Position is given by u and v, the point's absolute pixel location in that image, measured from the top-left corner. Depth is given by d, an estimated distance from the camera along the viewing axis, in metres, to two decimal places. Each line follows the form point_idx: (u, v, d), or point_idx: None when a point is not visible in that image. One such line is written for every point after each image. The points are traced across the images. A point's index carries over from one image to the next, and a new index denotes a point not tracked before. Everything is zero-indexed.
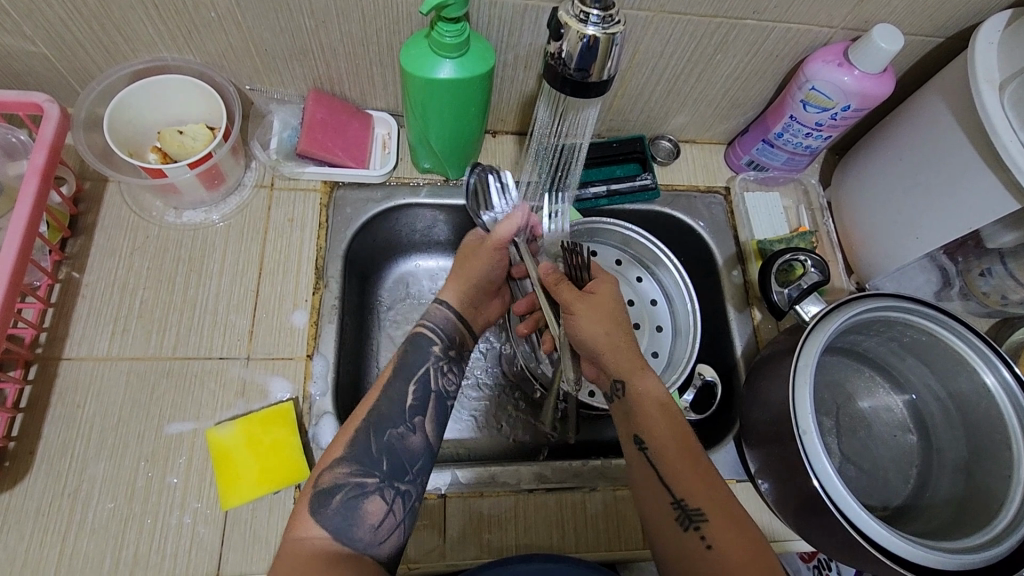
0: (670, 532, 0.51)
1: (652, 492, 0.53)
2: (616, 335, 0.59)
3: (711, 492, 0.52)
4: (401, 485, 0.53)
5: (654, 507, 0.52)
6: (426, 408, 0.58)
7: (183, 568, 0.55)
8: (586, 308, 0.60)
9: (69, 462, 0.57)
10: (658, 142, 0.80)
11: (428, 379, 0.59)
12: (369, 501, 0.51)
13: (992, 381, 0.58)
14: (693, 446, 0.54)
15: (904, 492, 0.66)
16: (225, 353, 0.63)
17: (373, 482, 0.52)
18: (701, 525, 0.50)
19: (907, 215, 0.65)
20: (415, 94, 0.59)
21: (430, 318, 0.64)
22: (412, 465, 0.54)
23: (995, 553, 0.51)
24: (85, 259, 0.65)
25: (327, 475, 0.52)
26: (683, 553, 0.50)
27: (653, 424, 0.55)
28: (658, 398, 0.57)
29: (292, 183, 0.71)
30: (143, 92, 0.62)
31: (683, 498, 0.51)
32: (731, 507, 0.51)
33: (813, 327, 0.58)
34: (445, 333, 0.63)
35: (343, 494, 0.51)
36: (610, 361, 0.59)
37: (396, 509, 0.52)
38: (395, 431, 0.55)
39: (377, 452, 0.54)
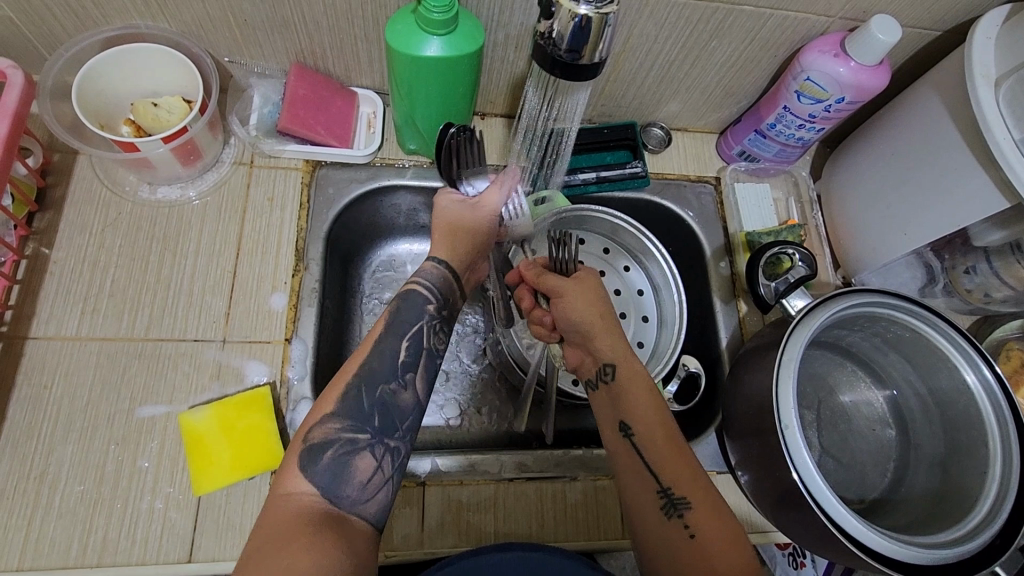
0: (653, 519, 0.51)
1: (638, 478, 0.52)
2: (607, 319, 0.58)
3: (695, 480, 0.51)
4: (390, 442, 0.51)
5: (641, 495, 0.52)
6: (418, 365, 0.55)
7: (155, 555, 0.53)
8: (574, 291, 0.58)
9: (34, 444, 0.55)
10: (650, 129, 0.79)
11: (421, 337, 0.56)
12: (359, 458, 0.49)
13: (972, 379, 0.58)
14: (677, 434, 0.54)
15: (881, 486, 0.67)
16: (201, 335, 0.61)
17: (363, 439, 0.50)
18: (685, 511, 0.50)
19: (896, 211, 0.64)
20: (400, 71, 0.57)
21: (423, 274, 0.59)
22: (401, 423, 0.52)
23: (967, 548, 0.52)
24: (53, 235, 0.62)
25: (316, 431, 0.49)
26: (665, 540, 0.50)
27: (640, 409, 0.54)
28: (645, 386, 0.56)
29: (272, 161, 0.68)
30: (117, 59, 0.60)
31: (669, 485, 0.51)
32: (713, 496, 0.51)
33: (799, 321, 0.57)
34: (439, 292, 0.59)
35: (334, 450, 0.48)
36: (602, 344, 0.57)
37: (385, 465, 0.50)
38: (388, 387, 0.52)
39: (368, 407, 0.51)
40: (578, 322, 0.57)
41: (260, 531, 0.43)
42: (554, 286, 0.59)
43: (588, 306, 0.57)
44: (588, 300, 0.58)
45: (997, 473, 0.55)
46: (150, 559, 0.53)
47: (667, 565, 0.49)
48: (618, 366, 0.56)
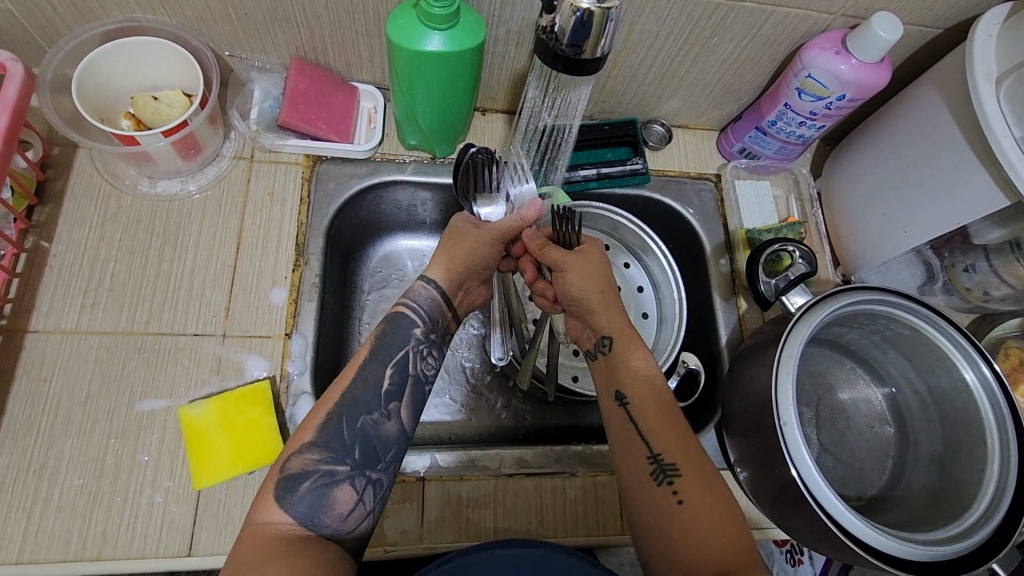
0: (643, 486, 0.51)
1: (630, 445, 0.53)
2: (609, 293, 0.59)
3: (686, 449, 0.52)
4: (372, 474, 0.50)
5: (632, 460, 0.52)
6: (403, 392, 0.55)
7: (154, 549, 0.53)
8: (577, 264, 0.58)
9: (34, 438, 0.55)
10: (651, 126, 0.79)
11: (407, 363, 0.56)
12: (339, 490, 0.49)
13: (971, 376, 0.58)
14: (672, 405, 0.55)
15: (879, 483, 0.67)
16: (200, 330, 0.61)
17: (343, 470, 0.49)
18: (674, 479, 0.50)
19: (896, 208, 0.64)
20: (402, 66, 0.57)
21: (414, 297, 0.59)
22: (385, 454, 0.52)
23: (965, 546, 0.52)
24: (53, 228, 0.62)
25: (295, 461, 0.49)
26: (653, 505, 0.50)
27: (637, 379, 0.55)
28: (644, 359, 0.57)
29: (272, 156, 0.68)
30: (116, 54, 0.59)
31: (659, 453, 0.52)
32: (704, 467, 0.52)
33: (799, 318, 0.57)
34: (428, 315, 0.59)
35: (312, 481, 0.48)
36: (601, 319, 0.58)
37: (366, 499, 0.49)
38: (369, 418, 0.52)
39: (350, 437, 0.51)
40: (578, 297, 0.58)
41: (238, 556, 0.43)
42: (557, 260, 0.59)
43: (589, 282, 0.58)
44: (587, 275, 0.58)
45: (994, 472, 0.55)
46: (150, 553, 0.53)
47: (654, 529, 0.50)
48: (617, 337, 0.58)
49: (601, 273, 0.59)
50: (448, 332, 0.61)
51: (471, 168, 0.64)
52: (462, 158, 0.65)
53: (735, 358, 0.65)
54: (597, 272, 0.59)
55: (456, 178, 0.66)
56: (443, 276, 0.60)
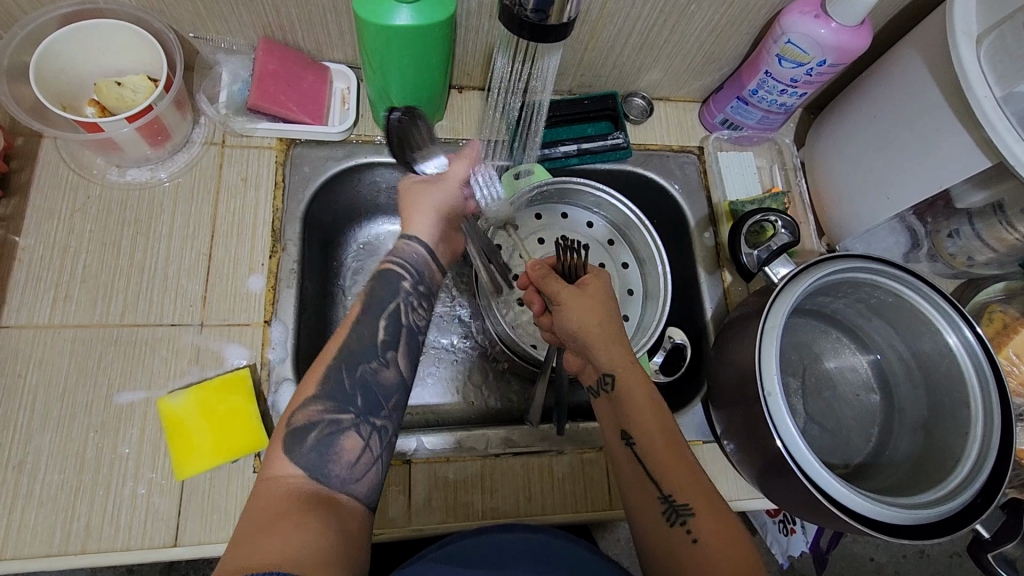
0: (656, 527, 0.49)
1: (640, 486, 0.51)
2: (609, 324, 0.54)
3: (698, 486, 0.50)
4: (377, 421, 0.51)
5: (643, 505, 0.50)
6: (398, 342, 0.55)
7: (140, 540, 0.53)
8: (576, 298, 0.54)
9: (11, 434, 0.54)
10: (632, 100, 0.78)
11: (399, 314, 0.56)
12: (344, 437, 0.49)
13: (954, 341, 0.58)
14: (679, 441, 0.52)
15: (865, 450, 0.67)
16: (177, 319, 0.60)
17: (347, 419, 0.50)
18: (688, 519, 0.48)
19: (878, 174, 0.64)
20: (369, 42, 0.55)
21: (402, 254, 0.59)
22: (387, 401, 0.52)
23: (949, 508, 0.52)
24: (21, 221, 0.61)
25: (299, 414, 0.49)
26: (669, 549, 0.48)
27: (643, 416, 0.52)
28: (647, 391, 0.53)
29: (244, 140, 0.67)
30: (74, 38, 0.57)
31: (671, 494, 0.49)
32: (717, 500, 0.50)
33: (782, 288, 0.57)
34: (416, 268, 0.59)
35: (319, 431, 0.49)
36: (601, 354, 0.54)
37: (372, 445, 0.50)
38: (369, 366, 0.53)
39: (350, 386, 0.51)
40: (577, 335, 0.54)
41: (254, 507, 0.43)
42: (555, 292, 0.55)
43: (587, 317, 0.53)
44: (588, 309, 0.54)
45: (977, 435, 0.55)
46: (135, 545, 0.53)
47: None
48: (618, 375, 0.53)
49: (598, 303, 0.54)
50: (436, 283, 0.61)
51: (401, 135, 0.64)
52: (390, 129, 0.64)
53: (720, 331, 0.65)
54: (598, 303, 0.55)
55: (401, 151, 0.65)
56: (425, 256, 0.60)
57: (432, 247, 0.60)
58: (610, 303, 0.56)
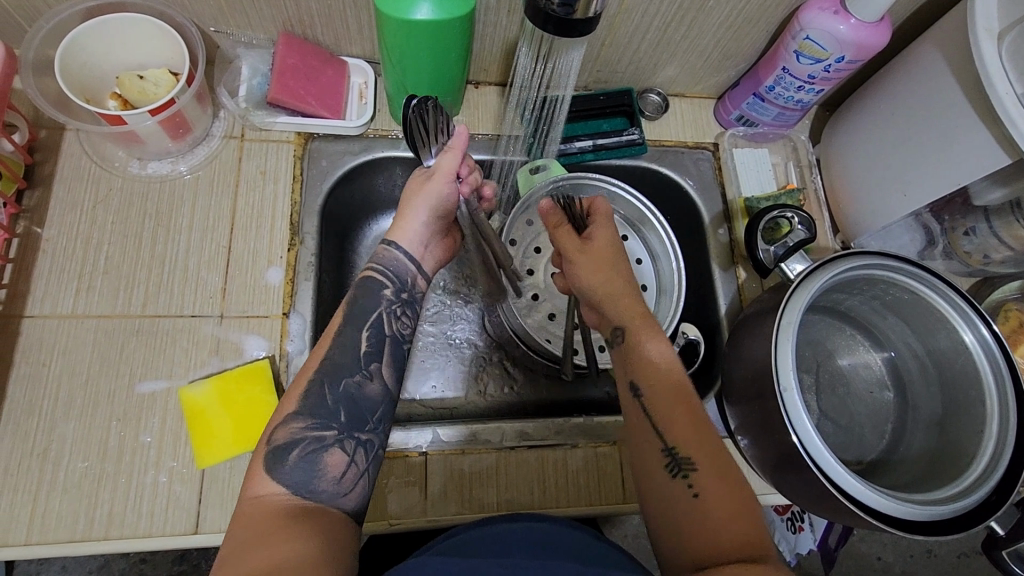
0: (658, 480, 0.49)
1: (646, 439, 0.51)
2: (622, 280, 0.57)
3: (705, 440, 0.49)
4: (361, 436, 0.51)
5: (646, 455, 0.50)
6: (382, 352, 0.55)
7: (161, 527, 0.54)
8: (587, 256, 0.58)
9: (36, 421, 0.55)
10: (647, 95, 0.78)
11: (382, 324, 0.56)
12: (329, 454, 0.49)
13: (970, 338, 0.58)
14: (691, 396, 0.51)
15: (879, 447, 0.67)
16: (197, 311, 0.61)
17: (331, 435, 0.50)
18: (690, 473, 0.48)
19: (896, 172, 0.64)
20: (390, 37, 0.56)
21: (382, 260, 0.59)
22: (371, 414, 0.52)
23: (963, 504, 0.52)
24: (44, 212, 0.62)
25: (281, 432, 0.49)
26: (670, 501, 0.48)
27: (654, 367, 0.53)
28: (661, 346, 0.54)
29: (263, 134, 0.67)
30: (98, 32, 0.58)
31: (674, 445, 0.49)
32: (723, 459, 0.48)
33: (798, 284, 0.57)
34: (395, 274, 0.59)
35: (301, 449, 0.48)
36: (614, 309, 0.56)
37: (357, 460, 0.50)
38: (352, 380, 0.53)
39: (334, 402, 0.51)
40: (589, 292, 0.58)
41: (241, 531, 0.43)
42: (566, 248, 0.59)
43: (595, 271, 0.57)
44: (599, 263, 0.57)
45: (993, 432, 0.55)
46: (156, 531, 0.54)
47: (669, 527, 0.47)
48: (629, 326, 0.55)
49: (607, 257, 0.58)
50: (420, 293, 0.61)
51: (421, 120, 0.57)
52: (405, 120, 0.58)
53: (735, 327, 0.65)
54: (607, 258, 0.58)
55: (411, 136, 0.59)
56: None
57: (413, 255, 0.60)
58: (620, 260, 0.58)
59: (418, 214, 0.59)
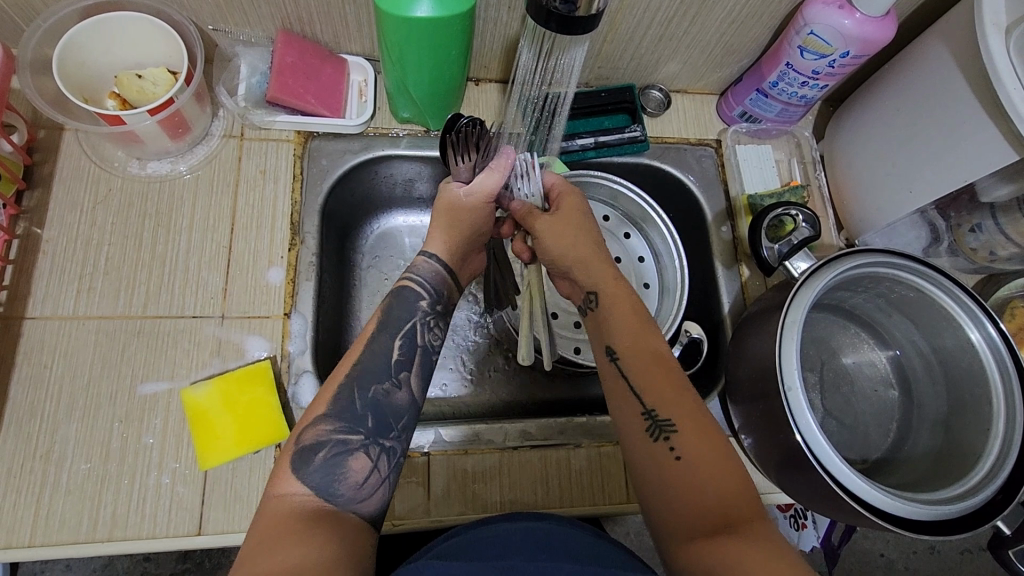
0: (639, 442, 0.49)
1: (624, 403, 0.51)
2: (589, 247, 0.57)
3: (683, 402, 0.50)
4: (386, 442, 0.51)
5: (626, 418, 0.50)
6: (412, 362, 0.55)
7: (164, 529, 0.54)
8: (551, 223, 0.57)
9: (38, 423, 0.55)
10: (648, 92, 0.77)
11: (414, 334, 0.56)
12: (353, 458, 0.49)
13: (976, 336, 0.57)
14: (665, 359, 0.52)
15: (884, 445, 0.67)
16: (199, 311, 0.61)
17: (356, 440, 0.50)
18: (671, 435, 0.48)
19: (902, 169, 0.63)
20: (390, 34, 0.55)
21: (417, 270, 0.59)
22: (397, 422, 0.52)
23: (970, 504, 0.52)
24: (44, 213, 0.61)
25: (309, 432, 0.50)
26: (652, 463, 0.48)
27: (628, 332, 0.54)
28: (633, 311, 0.55)
29: (263, 133, 0.67)
30: (96, 31, 0.57)
31: (653, 408, 0.50)
32: (703, 420, 0.49)
33: (802, 283, 0.57)
34: (432, 287, 0.59)
35: (327, 451, 0.49)
36: (581, 275, 0.56)
37: (381, 466, 0.50)
38: (381, 387, 0.53)
39: (361, 408, 0.51)
40: (556, 257, 0.57)
41: (259, 529, 0.43)
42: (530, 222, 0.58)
43: (562, 237, 0.57)
44: (562, 232, 0.57)
45: (1000, 431, 0.55)
46: (159, 533, 0.54)
47: (653, 488, 0.48)
48: (602, 292, 0.56)
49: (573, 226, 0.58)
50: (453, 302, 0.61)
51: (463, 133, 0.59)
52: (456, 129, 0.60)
53: (738, 325, 0.64)
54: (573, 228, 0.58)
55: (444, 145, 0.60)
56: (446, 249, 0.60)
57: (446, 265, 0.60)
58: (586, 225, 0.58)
59: (445, 225, 0.59)
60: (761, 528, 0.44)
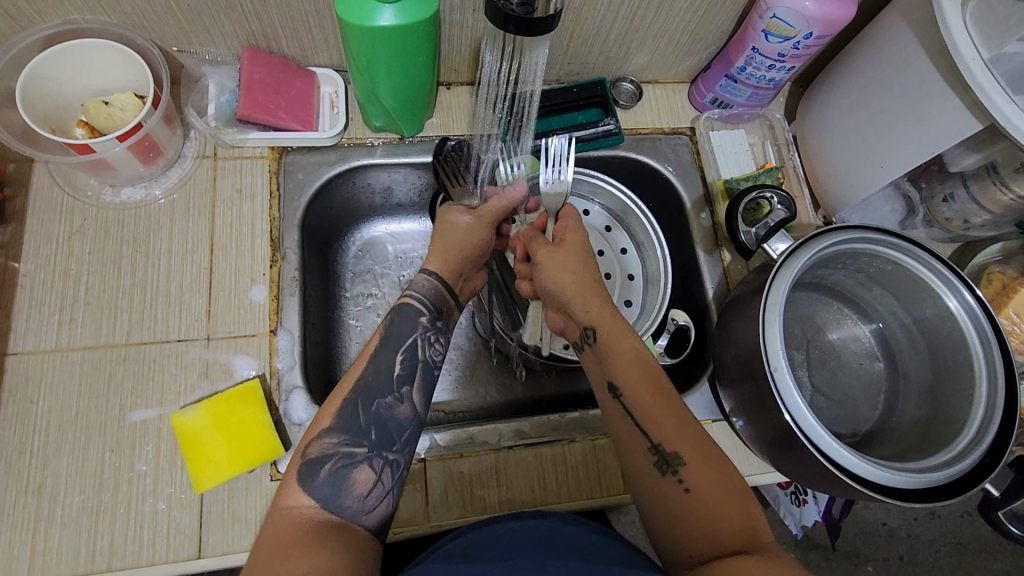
0: (648, 476, 0.50)
1: (631, 437, 0.51)
2: (587, 281, 0.59)
3: (689, 434, 0.50)
4: (389, 455, 0.52)
5: (634, 453, 0.51)
6: (414, 376, 0.56)
7: (164, 555, 0.54)
8: (551, 256, 0.60)
9: (28, 459, 0.55)
10: (620, 84, 0.77)
11: (416, 349, 0.58)
12: (358, 471, 0.49)
13: (955, 304, 0.59)
14: (668, 390, 0.53)
15: (873, 417, 0.68)
16: (184, 334, 0.60)
17: (361, 452, 0.50)
18: (679, 467, 0.49)
19: (871, 144, 0.64)
20: (355, 45, 0.55)
21: (416, 287, 0.61)
22: (399, 436, 0.53)
23: (958, 469, 0.53)
24: (19, 247, 0.61)
25: (314, 445, 0.50)
26: (662, 496, 0.49)
27: (630, 369, 0.53)
28: (630, 344, 0.55)
29: (236, 151, 0.67)
30: (58, 60, 0.57)
31: (660, 442, 0.50)
32: (708, 448, 0.50)
33: (781, 265, 0.57)
34: (431, 303, 0.61)
35: (332, 464, 0.49)
36: (578, 308, 0.58)
37: (384, 479, 0.50)
38: (383, 401, 0.54)
39: (365, 422, 0.52)
40: (555, 288, 0.59)
41: (267, 540, 0.44)
42: (534, 252, 0.61)
43: (563, 268, 0.59)
44: (561, 264, 0.59)
45: (982, 395, 0.56)
46: (159, 559, 0.53)
47: (668, 522, 0.48)
48: (598, 326, 0.56)
49: (574, 258, 0.60)
50: (451, 318, 0.63)
51: (449, 158, 0.68)
52: (440, 149, 0.68)
53: (722, 312, 0.65)
54: (573, 261, 0.60)
55: (437, 174, 0.68)
56: (440, 265, 0.62)
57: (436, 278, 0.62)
58: (587, 260, 0.61)
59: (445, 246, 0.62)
60: (774, 548, 0.44)
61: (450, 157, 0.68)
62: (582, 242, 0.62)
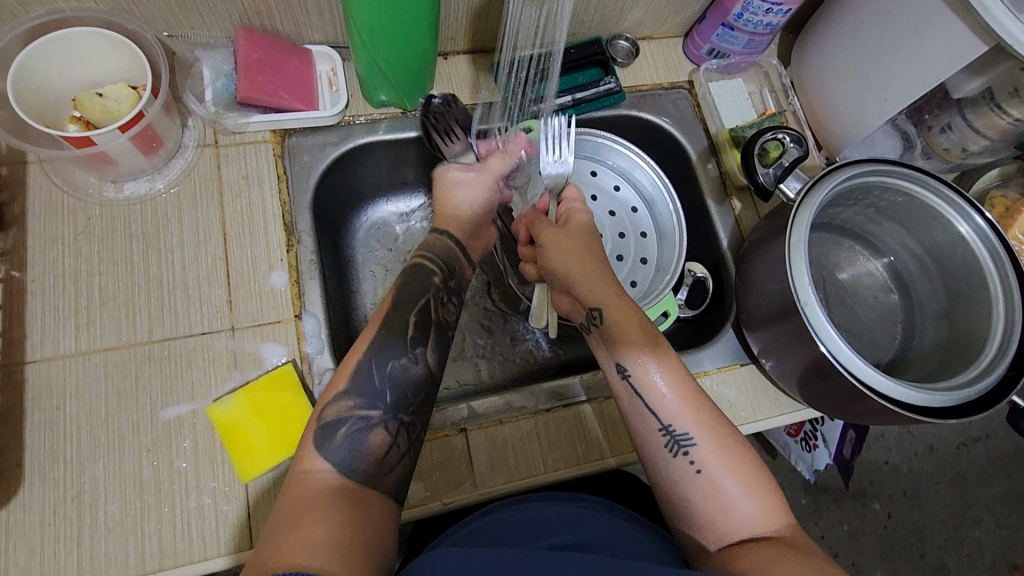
0: (658, 458, 0.50)
1: (640, 418, 0.51)
2: (591, 261, 0.57)
3: (700, 413, 0.50)
4: (405, 418, 0.52)
5: (644, 435, 0.51)
6: (428, 338, 0.56)
7: (216, 548, 0.53)
8: (556, 241, 0.58)
9: (62, 467, 0.53)
10: (615, 43, 0.77)
11: (429, 309, 0.58)
12: (373, 434, 0.50)
13: (966, 229, 0.60)
14: (677, 367, 0.52)
15: (892, 348, 0.70)
16: (207, 327, 0.59)
17: (377, 415, 0.51)
18: (689, 449, 0.49)
19: (874, 79, 0.65)
20: (360, 12, 0.53)
21: (431, 248, 0.62)
22: (413, 397, 0.53)
23: (985, 385, 0.55)
24: (23, 254, 0.58)
25: (331, 409, 0.50)
26: (674, 477, 0.49)
27: (636, 348, 0.52)
28: (635, 322, 0.54)
29: (237, 137, 0.65)
30: (46, 51, 0.54)
31: (671, 423, 0.50)
32: (720, 427, 0.50)
33: (801, 202, 0.58)
34: (444, 262, 0.62)
35: (348, 427, 0.49)
36: (584, 292, 0.55)
37: (400, 441, 0.51)
38: (398, 362, 0.53)
39: (380, 383, 0.52)
40: (559, 269, 0.57)
41: (285, 505, 0.44)
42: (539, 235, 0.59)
43: (570, 253, 0.57)
44: (567, 247, 0.57)
45: (1000, 313, 0.58)
46: (210, 553, 0.52)
47: (679, 503, 0.49)
48: (604, 308, 0.54)
49: (580, 240, 0.58)
50: (465, 279, 0.64)
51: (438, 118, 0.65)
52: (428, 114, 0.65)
53: (739, 259, 0.66)
54: (579, 245, 0.58)
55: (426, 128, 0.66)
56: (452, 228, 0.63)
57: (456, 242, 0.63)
58: (592, 242, 0.59)
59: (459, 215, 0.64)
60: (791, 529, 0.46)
61: (443, 117, 0.65)
62: (586, 224, 0.61)
